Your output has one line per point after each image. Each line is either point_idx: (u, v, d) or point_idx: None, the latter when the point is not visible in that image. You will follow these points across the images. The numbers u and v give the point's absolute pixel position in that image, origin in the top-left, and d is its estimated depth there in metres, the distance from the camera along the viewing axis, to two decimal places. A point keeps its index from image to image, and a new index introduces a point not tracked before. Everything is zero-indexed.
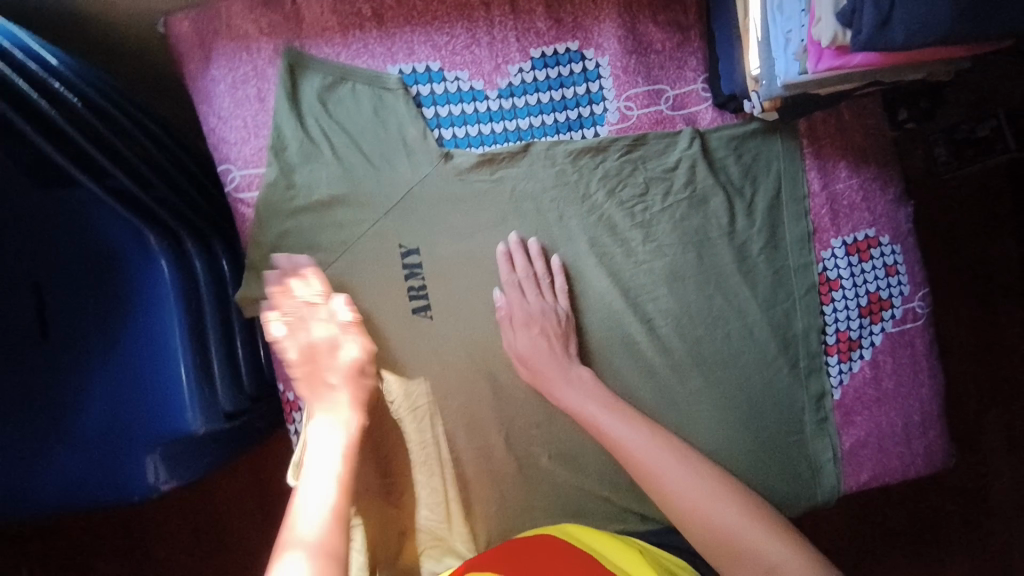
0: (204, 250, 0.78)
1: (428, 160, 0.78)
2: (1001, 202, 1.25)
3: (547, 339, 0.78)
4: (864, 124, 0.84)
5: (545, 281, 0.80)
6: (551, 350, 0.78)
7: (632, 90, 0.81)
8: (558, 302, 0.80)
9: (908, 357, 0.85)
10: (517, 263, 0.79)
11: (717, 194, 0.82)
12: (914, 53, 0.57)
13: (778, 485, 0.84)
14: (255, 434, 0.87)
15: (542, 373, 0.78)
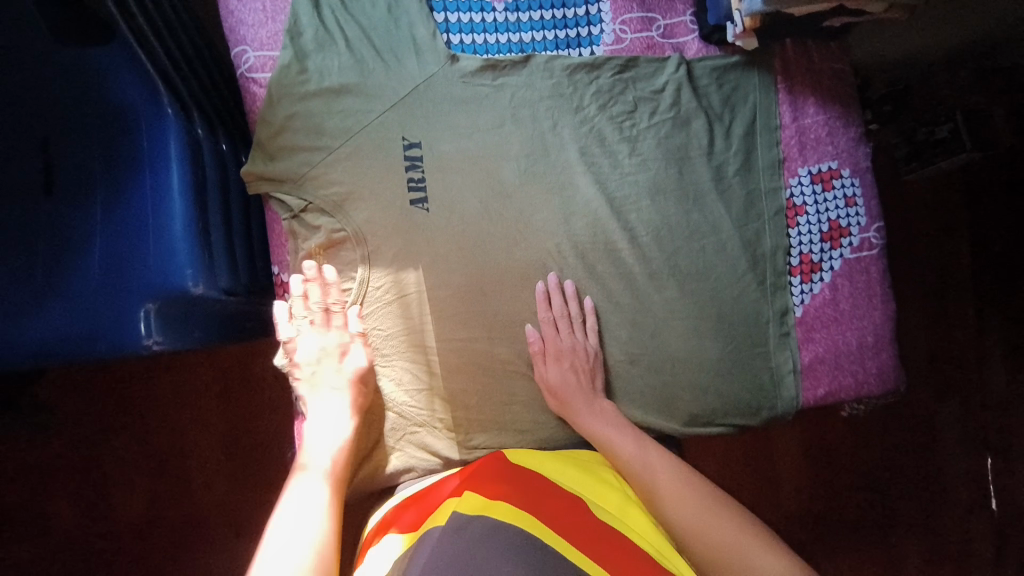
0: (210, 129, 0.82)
1: (436, 59, 0.83)
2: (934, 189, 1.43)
3: (575, 374, 0.85)
4: (832, 67, 0.92)
5: (577, 321, 0.86)
6: (580, 386, 0.84)
7: (627, 15, 0.89)
8: (588, 339, 0.87)
9: (864, 281, 0.93)
10: (551, 305, 0.86)
11: (700, 117, 0.89)
12: None
13: (741, 393, 0.91)
14: (243, 321, 0.89)
15: (568, 405, 0.84)
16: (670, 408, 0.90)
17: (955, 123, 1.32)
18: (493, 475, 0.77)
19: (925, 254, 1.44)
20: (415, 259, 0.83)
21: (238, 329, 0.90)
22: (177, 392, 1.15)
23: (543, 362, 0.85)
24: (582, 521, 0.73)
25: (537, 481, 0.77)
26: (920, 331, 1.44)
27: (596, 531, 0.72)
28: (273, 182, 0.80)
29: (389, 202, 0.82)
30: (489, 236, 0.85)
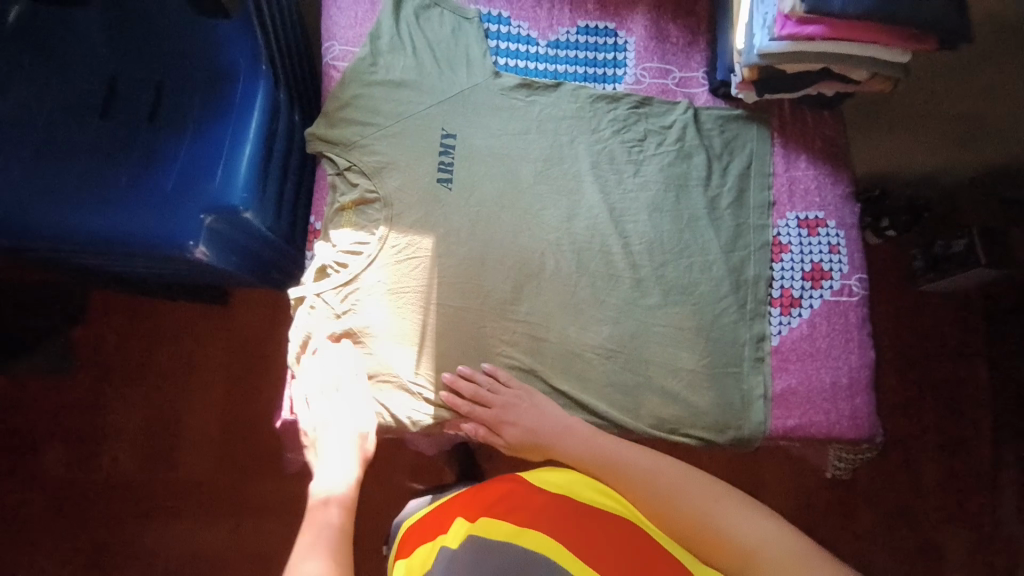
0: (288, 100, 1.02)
1: (483, 73, 1.01)
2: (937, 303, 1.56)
3: (527, 425, 0.89)
4: (823, 133, 1.06)
5: (496, 382, 0.91)
6: (539, 433, 0.88)
7: (648, 64, 1.05)
8: (512, 391, 0.91)
9: (842, 324, 0.98)
10: (476, 381, 0.91)
11: (700, 153, 1.02)
12: (851, 30, 0.82)
13: (710, 408, 0.95)
14: (259, 265, 1.02)
15: (543, 450, 0.88)
16: (639, 407, 0.94)
17: (970, 238, 1.41)
18: (480, 497, 0.80)
19: (920, 348, 1.54)
20: (430, 229, 0.95)
21: (260, 266, 1.02)
22: (230, 331, 1.45)
23: (497, 435, 0.90)
24: (578, 522, 0.73)
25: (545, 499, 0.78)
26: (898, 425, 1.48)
27: (588, 530, 0.72)
28: (328, 144, 0.96)
29: (420, 177, 0.96)
30: (497, 220, 0.97)
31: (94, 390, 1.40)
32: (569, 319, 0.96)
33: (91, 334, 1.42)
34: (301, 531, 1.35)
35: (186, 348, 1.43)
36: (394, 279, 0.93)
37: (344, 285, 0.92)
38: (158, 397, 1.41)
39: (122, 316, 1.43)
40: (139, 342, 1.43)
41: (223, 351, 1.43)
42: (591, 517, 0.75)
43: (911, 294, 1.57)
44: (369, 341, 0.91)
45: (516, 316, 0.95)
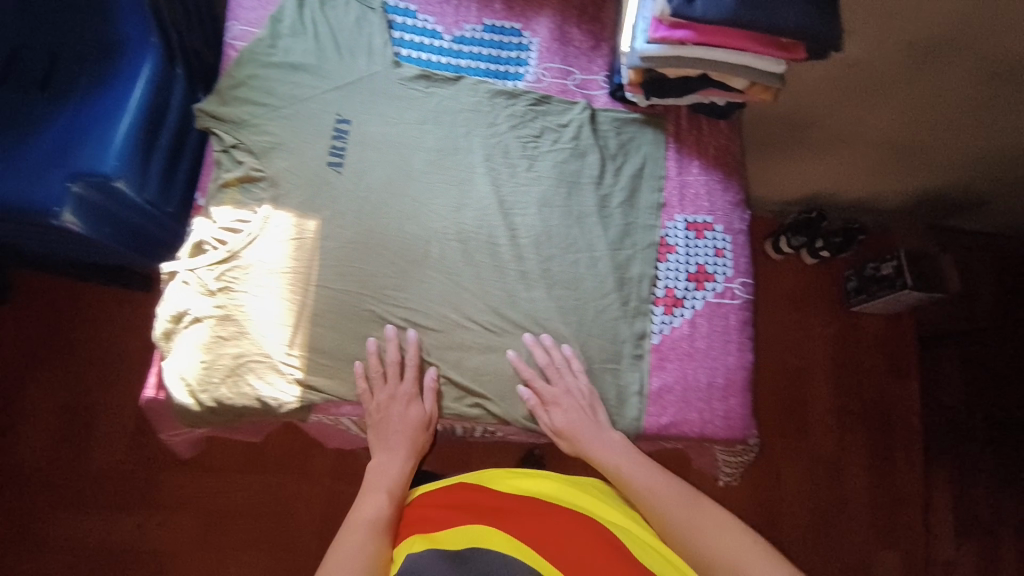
0: (185, 80, 1.06)
1: (383, 62, 1.02)
2: (906, 340, 1.99)
3: (576, 415, 0.92)
4: (717, 142, 1.10)
5: (565, 367, 0.95)
6: (585, 424, 0.92)
7: (550, 64, 1.07)
8: (580, 381, 0.94)
9: (721, 326, 1.01)
10: (547, 366, 0.94)
11: (594, 153, 1.04)
12: (719, 37, 0.85)
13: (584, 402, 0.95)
14: (141, 241, 1.04)
15: (576, 441, 0.91)
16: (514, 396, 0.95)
17: (899, 263, 1.84)
18: (463, 502, 0.82)
19: (814, 364, 1.94)
20: (317, 211, 0.95)
21: (137, 239, 1.03)
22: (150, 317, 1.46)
23: (542, 412, 0.93)
24: (559, 527, 0.77)
25: (539, 507, 0.81)
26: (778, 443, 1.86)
27: (575, 539, 0.75)
28: (217, 120, 0.96)
29: (309, 159, 0.96)
30: (386, 207, 0.98)
31: (11, 369, 1.42)
32: (451, 307, 0.96)
33: (13, 312, 1.44)
34: (210, 534, 1.40)
35: (108, 334, 1.45)
36: (272, 258, 0.92)
37: (219, 262, 0.91)
38: (74, 379, 1.43)
39: (42, 297, 1.45)
40: (59, 323, 1.44)
41: (142, 336, 1.45)
42: (583, 523, 0.79)
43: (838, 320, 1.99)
44: (242, 319, 0.90)
45: (396, 301, 0.95)
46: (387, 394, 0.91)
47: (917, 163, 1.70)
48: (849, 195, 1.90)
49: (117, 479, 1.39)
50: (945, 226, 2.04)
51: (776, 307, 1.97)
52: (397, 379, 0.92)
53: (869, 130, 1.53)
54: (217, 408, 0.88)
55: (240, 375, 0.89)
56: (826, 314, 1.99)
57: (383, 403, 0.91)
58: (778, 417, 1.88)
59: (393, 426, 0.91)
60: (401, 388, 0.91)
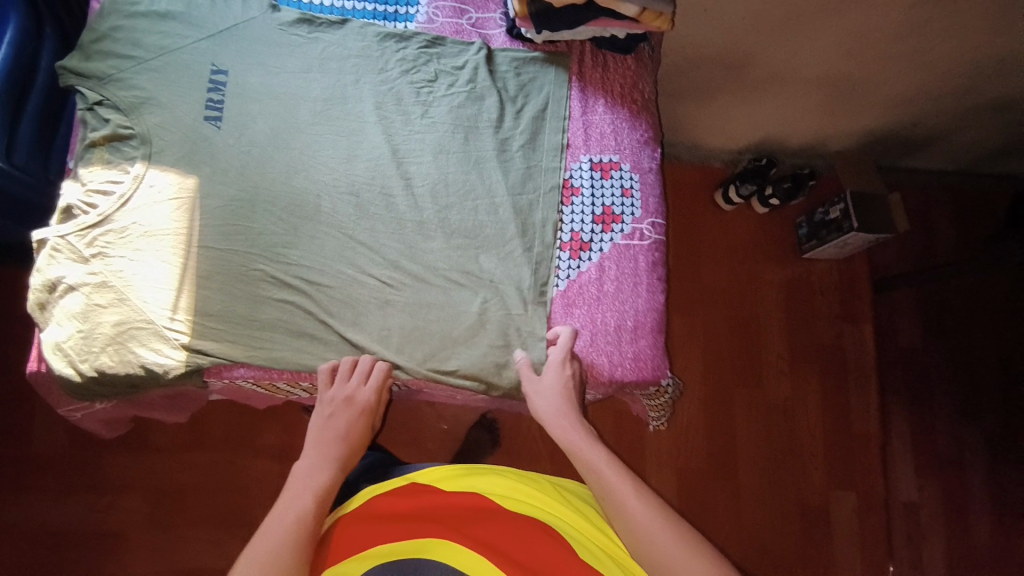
0: (59, 39, 1.02)
1: (258, 7, 0.98)
2: (859, 284, 1.98)
3: (563, 384, 0.88)
4: (626, 78, 1.05)
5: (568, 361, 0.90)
6: (565, 392, 0.88)
7: (442, 3, 1.04)
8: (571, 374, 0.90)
9: (630, 268, 0.98)
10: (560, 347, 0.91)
11: (492, 95, 1.00)
12: None
13: (486, 353, 0.92)
14: (17, 211, 1.01)
15: (548, 407, 0.86)
16: (413, 346, 0.91)
17: (845, 205, 1.80)
18: (409, 504, 0.78)
19: (768, 312, 1.93)
20: (195, 168, 0.90)
21: (14, 208, 1.00)
22: None
23: (534, 375, 0.90)
24: (510, 533, 0.74)
25: (489, 508, 0.77)
26: (728, 394, 1.85)
27: (525, 542, 0.72)
28: (80, 77, 0.91)
29: (184, 113, 0.91)
30: (269, 161, 0.93)
31: None
32: (343, 260, 0.91)
33: None
34: (156, 512, 1.30)
35: None
36: (151, 220, 0.87)
37: (90, 226, 0.85)
38: None
39: None
40: None
41: None
42: (536, 525, 0.75)
43: (791, 268, 1.97)
44: (120, 285, 0.85)
45: (287, 259, 0.90)
46: (343, 396, 0.85)
47: (857, 100, 1.65)
48: (798, 138, 1.86)
49: (53, 465, 1.29)
50: (899, 166, 2.02)
51: (728, 258, 1.95)
52: (361, 384, 0.86)
53: (808, 66, 1.49)
54: (98, 378, 0.83)
55: (121, 343, 0.83)
56: (780, 262, 1.97)
57: (338, 406, 0.84)
58: (733, 370, 1.87)
59: (340, 431, 0.83)
60: (360, 393, 0.86)
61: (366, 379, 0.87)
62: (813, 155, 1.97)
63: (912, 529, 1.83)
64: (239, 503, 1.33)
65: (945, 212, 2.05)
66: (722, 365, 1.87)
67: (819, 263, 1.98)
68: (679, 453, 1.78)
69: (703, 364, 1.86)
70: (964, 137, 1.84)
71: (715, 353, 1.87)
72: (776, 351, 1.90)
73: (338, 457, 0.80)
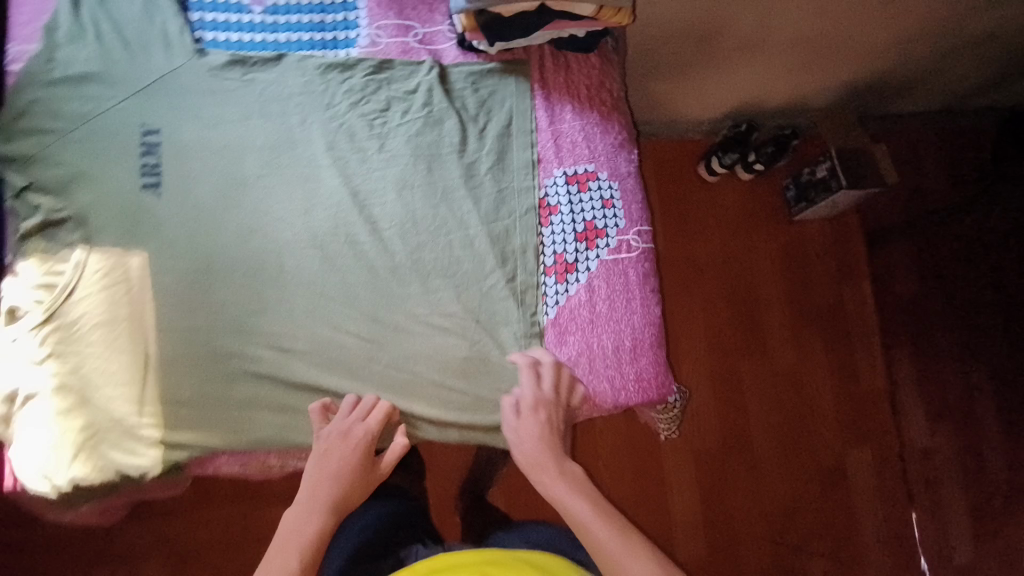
0: None
1: (183, 53, 0.89)
2: (854, 241, 1.94)
3: (548, 429, 0.86)
4: (592, 78, 0.98)
5: (557, 378, 0.88)
6: (551, 439, 0.86)
7: (383, 21, 0.95)
8: (562, 396, 0.88)
9: (621, 285, 0.92)
10: (541, 379, 0.87)
11: (451, 117, 0.93)
12: None
13: (477, 390, 0.87)
14: None
15: (536, 462, 0.84)
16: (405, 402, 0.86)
17: (831, 163, 1.75)
18: None
19: (767, 279, 1.89)
20: (141, 244, 0.83)
21: None
22: None
23: (513, 415, 0.87)
24: None
25: None
26: (733, 368, 1.82)
27: None
28: (4, 161, 0.83)
29: (116, 187, 0.84)
30: (221, 224, 0.86)
31: None
32: (315, 322, 0.85)
33: None
34: None
35: None
36: (101, 309, 0.80)
37: (37, 327, 0.79)
38: None
39: None
40: None
41: None
42: None
43: (786, 235, 1.92)
44: (82, 385, 0.79)
45: (257, 329, 0.84)
46: (339, 431, 0.81)
47: (834, 55, 1.57)
48: (778, 99, 1.78)
49: (52, 551, 1.23)
50: (883, 113, 1.96)
51: (720, 237, 1.89)
52: (360, 419, 0.82)
53: (783, 27, 1.40)
54: (73, 491, 0.78)
55: (95, 447, 0.78)
56: (772, 229, 1.92)
57: (334, 440, 0.80)
58: (734, 342, 1.83)
59: (333, 470, 0.79)
60: (355, 428, 0.81)
61: (366, 415, 0.83)
62: (794, 114, 1.88)
63: (931, 475, 1.83)
64: (252, 562, 1.29)
65: (933, 153, 2.00)
66: (722, 339, 1.83)
67: (812, 225, 1.93)
68: (691, 434, 1.75)
69: (703, 340, 1.82)
70: (946, 75, 1.77)
71: (715, 326, 1.83)
72: (773, 317, 1.86)
73: (328, 499, 0.77)
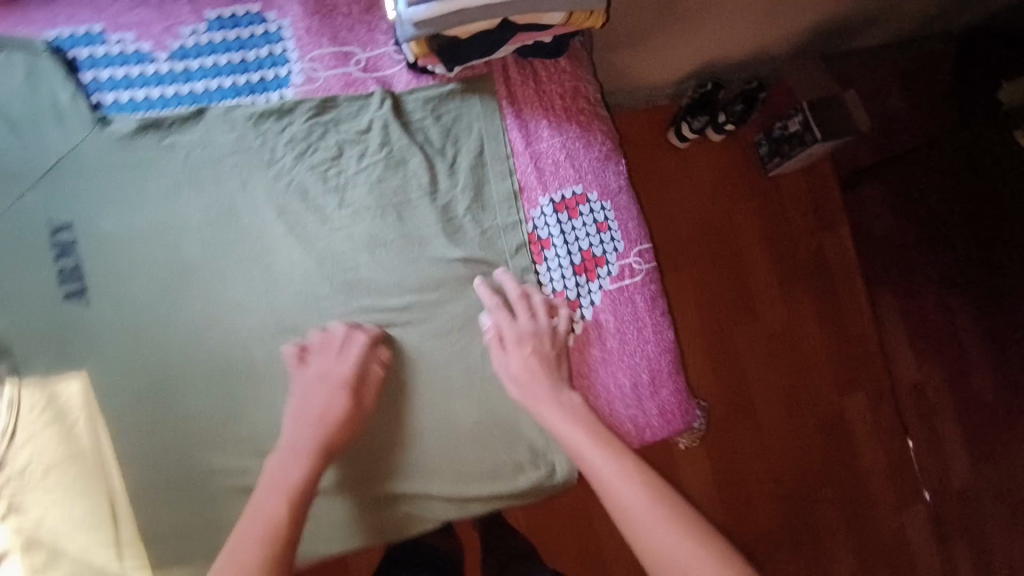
0: None
1: (83, 126, 0.74)
2: None
3: (538, 361, 0.78)
4: (564, 85, 0.87)
5: (529, 309, 0.80)
6: (544, 368, 0.78)
7: (316, 51, 0.81)
8: (545, 324, 0.80)
9: (630, 315, 0.85)
10: (515, 315, 0.80)
11: (415, 154, 0.81)
12: None
13: (484, 459, 0.79)
14: None
15: (532, 391, 0.76)
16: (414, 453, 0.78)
17: (805, 115, 1.49)
18: None
19: (747, 229, 1.61)
20: (79, 363, 0.71)
21: None
22: None
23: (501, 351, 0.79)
24: None
25: None
26: (721, 327, 1.60)
27: None
28: None
29: (35, 302, 0.72)
30: (170, 323, 0.74)
31: None
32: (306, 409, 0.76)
33: None
34: None
35: None
36: (50, 453, 0.69)
37: None
38: None
39: None
40: None
41: None
42: None
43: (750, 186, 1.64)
44: (49, 539, 0.67)
45: (236, 437, 0.73)
46: (319, 372, 0.74)
47: None
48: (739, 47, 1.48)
49: None
50: (852, 51, 1.69)
51: (691, 187, 1.66)
52: (337, 359, 0.74)
53: None
54: None
55: None
56: (737, 181, 1.64)
57: (313, 381, 0.73)
58: (718, 298, 1.61)
59: (317, 414, 0.71)
60: (332, 371, 0.74)
61: (342, 351, 0.75)
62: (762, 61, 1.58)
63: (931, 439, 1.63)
64: None
65: (902, 79, 1.75)
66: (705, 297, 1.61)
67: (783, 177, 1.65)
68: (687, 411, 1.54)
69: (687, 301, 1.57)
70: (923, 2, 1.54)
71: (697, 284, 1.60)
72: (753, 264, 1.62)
73: (312, 446, 0.69)
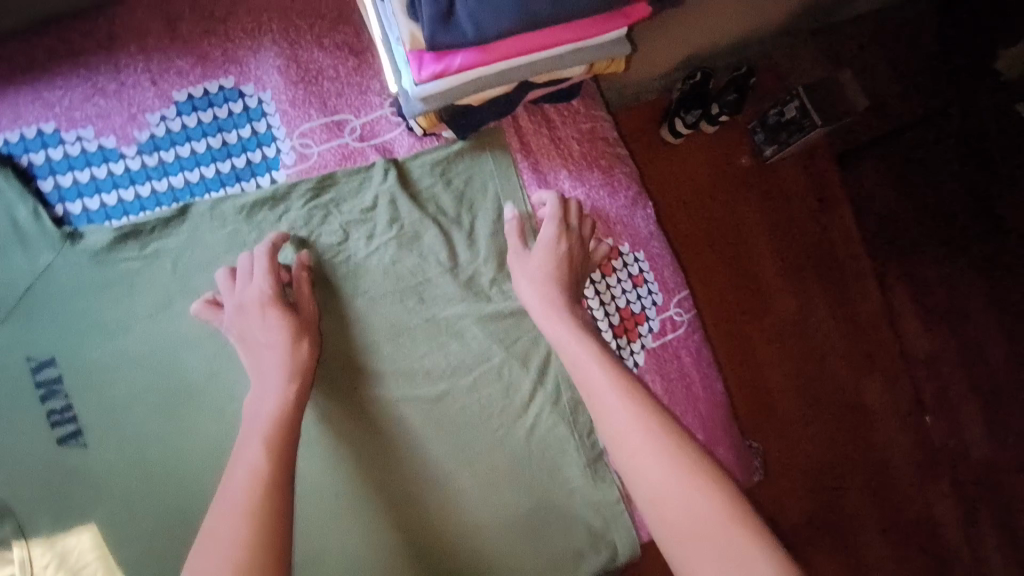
0: None
1: (49, 245, 0.66)
2: None
3: (557, 260, 0.70)
4: (580, 129, 0.80)
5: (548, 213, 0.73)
6: (562, 264, 0.71)
7: (305, 124, 0.72)
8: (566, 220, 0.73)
9: (676, 371, 0.79)
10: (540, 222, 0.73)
11: (429, 228, 0.73)
12: (517, 41, 0.52)
13: (540, 551, 0.72)
14: None
15: (547, 295, 0.68)
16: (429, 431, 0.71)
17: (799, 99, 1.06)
18: None
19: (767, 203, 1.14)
20: (91, 507, 0.65)
21: None
22: None
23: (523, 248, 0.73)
24: None
25: None
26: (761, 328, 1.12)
27: None
28: None
29: (29, 449, 0.65)
30: (179, 453, 0.66)
31: None
32: (341, 472, 0.70)
33: None
34: None
35: None
36: None
37: None
38: None
39: None
40: None
41: None
42: None
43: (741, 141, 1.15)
44: None
45: None
46: (241, 302, 0.65)
47: None
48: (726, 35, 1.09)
49: None
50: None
51: (655, 169, 1.12)
52: (250, 282, 0.65)
53: None
54: None
55: None
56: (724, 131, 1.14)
57: (240, 308, 0.65)
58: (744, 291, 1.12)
59: (261, 336, 0.64)
60: (256, 291, 0.65)
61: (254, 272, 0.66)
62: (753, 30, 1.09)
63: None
64: None
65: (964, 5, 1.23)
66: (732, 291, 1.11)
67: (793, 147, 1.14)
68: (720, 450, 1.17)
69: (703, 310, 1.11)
70: None
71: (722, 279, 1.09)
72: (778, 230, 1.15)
73: (282, 363, 0.62)
